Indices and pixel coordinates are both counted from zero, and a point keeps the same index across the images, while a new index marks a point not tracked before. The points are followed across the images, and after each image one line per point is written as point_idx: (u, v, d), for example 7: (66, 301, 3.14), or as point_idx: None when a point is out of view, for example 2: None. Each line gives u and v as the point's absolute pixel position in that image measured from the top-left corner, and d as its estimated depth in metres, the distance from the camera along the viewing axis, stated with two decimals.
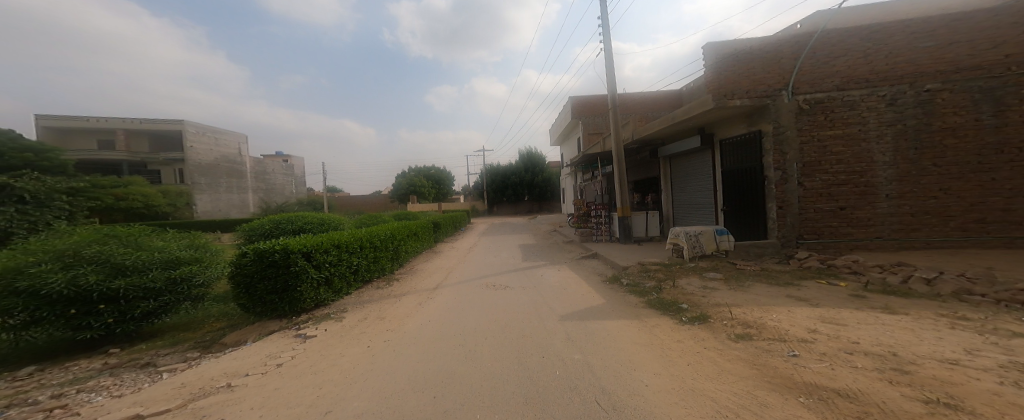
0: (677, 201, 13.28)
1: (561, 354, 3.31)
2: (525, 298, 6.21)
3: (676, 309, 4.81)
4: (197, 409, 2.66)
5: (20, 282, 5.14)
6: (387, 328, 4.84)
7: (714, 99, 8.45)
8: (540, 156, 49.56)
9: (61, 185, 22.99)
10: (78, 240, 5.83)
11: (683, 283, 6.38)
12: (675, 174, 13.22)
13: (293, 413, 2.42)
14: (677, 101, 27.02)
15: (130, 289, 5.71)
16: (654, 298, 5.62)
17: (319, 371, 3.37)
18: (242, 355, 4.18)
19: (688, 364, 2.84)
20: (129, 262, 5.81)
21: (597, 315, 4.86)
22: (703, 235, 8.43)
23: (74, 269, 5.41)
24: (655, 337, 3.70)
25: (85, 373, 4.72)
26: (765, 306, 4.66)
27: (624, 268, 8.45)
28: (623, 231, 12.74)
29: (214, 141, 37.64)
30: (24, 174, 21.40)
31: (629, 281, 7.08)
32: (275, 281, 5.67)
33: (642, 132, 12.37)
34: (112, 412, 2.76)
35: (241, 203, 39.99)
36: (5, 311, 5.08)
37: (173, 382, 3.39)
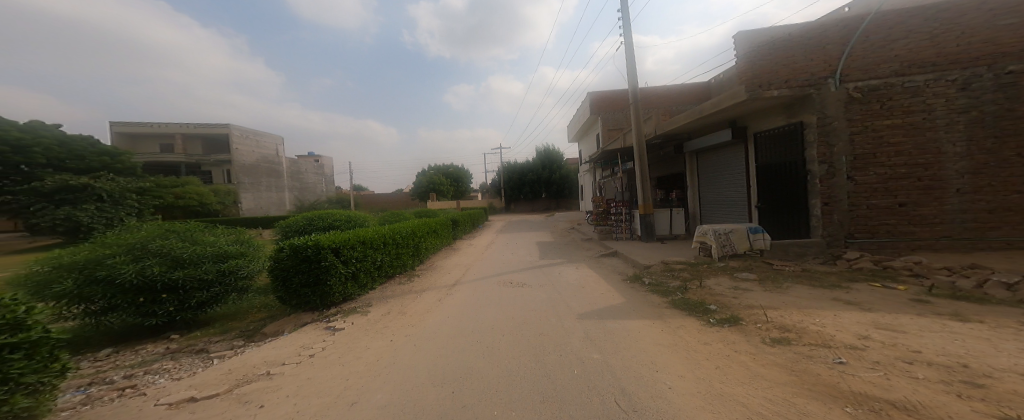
0: (705, 198, 12.76)
1: (581, 353, 3.29)
2: (542, 296, 6.19)
3: (703, 310, 4.63)
4: (243, 394, 2.87)
5: (98, 272, 5.74)
6: (408, 323, 5.00)
7: (748, 90, 7.99)
8: (558, 153, 49.10)
9: (132, 185, 26.03)
10: (145, 234, 6.41)
11: (712, 283, 6.13)
12: (704, 169, 12.68)
13: (323, 402, 2.55)
14: (706, 94, 25.96)
15: (186, 280, 6.23)
16: (679, 298, 5.44)
17: (347, 362, 3.54)
18: (279, 345, 4.45)
19: (716, 368, 2.74)
20: (186, 255, 6.34)
21: (618, 314, 4.77)
22: (734, 233, 8.05)
23: (142, 261, 6.00)
24: (681, 339, 3.59)
25: (150, 356, 5.22)
26: (807, 309, 4.38)
27: (646, 267, 8.21)
28: (645, 229, 12.37)
29: (254, 142, 39.98)
30: (103, 175, 24.66)
31: (651, 280, 6.87)
32: (308, 275, 5.98)
33: (665, 126, 11.96)
34: (172, 393, 3.03)
35: (279, 201, 42.47)
36: (87, 297, 5.71)
37: (221, 368, 3.65)
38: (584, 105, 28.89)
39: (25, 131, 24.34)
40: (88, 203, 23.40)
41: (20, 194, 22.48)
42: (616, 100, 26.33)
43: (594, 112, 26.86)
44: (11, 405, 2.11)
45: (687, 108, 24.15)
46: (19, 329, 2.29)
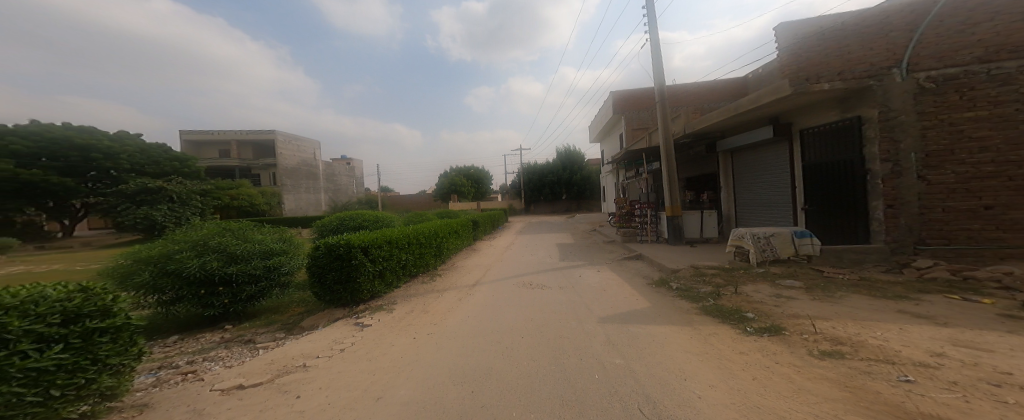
0: (742, 200, 12.06)
1: (602, 358, 3.21)
2: (562, 298, 6.11)
3: (739, 318, 4.38)
4: (282, 384, 3.06)
5: (168, 265, 6.37)
6: (430, 321, 5.12)
7: (792, 84, 7.41)
8: (580, 154, 48.33)
9: (196, 187, 28.82)
10: (206, 232, 7.01)
11: (749, 290, 5.77)
12: (740, 170, 12.01)
13: (351, 395, 2.67)
14: (741, 91, 24.68)
15: (239, 274, 6.77)
16: (711, 304, 5.17)
17: (373, 358, 3.68)
18: (314, 338, 4.71)
19: (753, 379, 2.58)
20: (239, 251, 6.88)
21: (643, 319, 4.63)
22: (777, 237, 7.58)
23: (203, 257, 6.59)
24: (714, 347, 3.41)
25: (208, 344, 5.71)
26: (866, 322, 4.02)
27: (674, 271, 7.88)
28: (673, 232, 11.88)
29: (296, 147, 42.60)
30: (174, 179, 27.71)
31: (679, 285, 6.58)
32: (340, 273, 6.27)
33: (695, 125, 11.46)
34: (225, 379, 3.29)
35: (316, 202, 44.96)
36: (159, 288, 6.36)
37: (265, 359, 3.92)
38: (606, 104, 28.28)
39: (114, 140, 28.32)
40: (161, 203, 26.13)
41: (109, 195, 25.67)
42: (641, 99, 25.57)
43: (618, 111, 26.20)
44: (98, 385, 2.46)
45: (720, 106, 23.05)
46: (109, 316, 2.57)
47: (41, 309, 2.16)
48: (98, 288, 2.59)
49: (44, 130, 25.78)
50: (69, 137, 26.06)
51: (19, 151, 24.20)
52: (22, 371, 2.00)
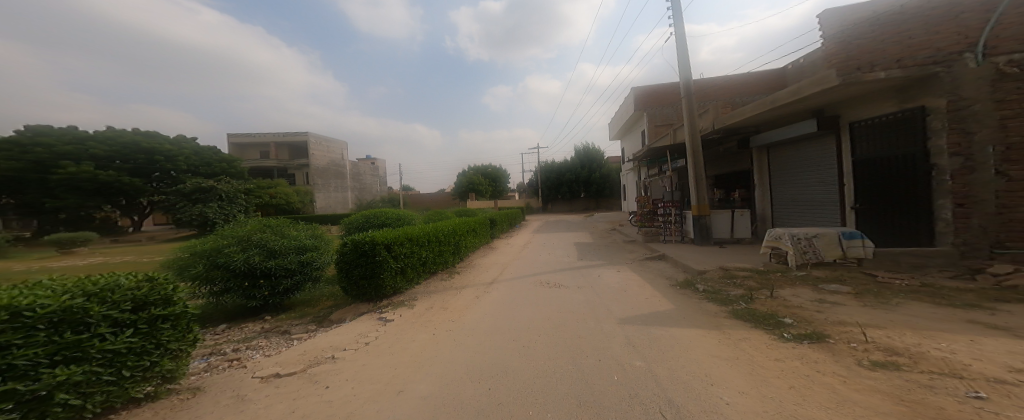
0: (779, 199, 11.36)
1: (621, 359, 3.13)
2: (581, 298, 6.02)
3: (775, 323, 4.13)
4: (313, 374, 3.23)
5: (218, 259, 6.91)
6: (449, 318, 5.21)
7: (840, 74, 6.83)
8: (599, 152, 47.43)
9: (240, 186, 30.99)
10: (251, 227, 7.49)
11: (786, 294, 5.43)
12: (777, 166, 11.32)
13: (374, 388, 2.77)
14: (776, 84, 23.27)
15: (278, 268, 7.22)
16: (742, 308, 4.91)
17: (395, 352, 3.80)
18: (341, 331, 4.92)
19: (791, 388, 2.43)
20: (278, 247, 7.33)
21: (667, 321, 4.48)
22: (820, 238, 7.12)
23: (248, 251, 7.07)
24: (745, 353, 3.24)
25: (249, 334, 6.13)
26: (926, 331, 3.68)
27: (701, 272, 7.56)
28: (699, 232, 11.41)
29: (326, 148, 44.63)
30: (223, 179, 29.90)
31: (707, 287, 6.30)
32: (365, 269, 6.52)
33: (725, 120, 10.92)
34: (264, 368, 3.52)
35: (344, 200, 46.89)
36: (210, 280, 6.90)
37: (299, 349, 4.14)
38: (628, 100, 27.48)
39: (173, 143, 31.06)
40: (211, 201, 28.26)
41: (170, 194, 28.13)
42: (665, 94, 24.62)
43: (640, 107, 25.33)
44: (160, 368, 2.71)
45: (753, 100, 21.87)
46: (171, 304, 2.81)
47: (116, 296, 2.40)
48: (162, 279, 2.84)
49: (115, 135, 28.72)
50: (137, 142, 28.93)
51: (95, 154, 27.03)
52: (99, 352, 2.25)
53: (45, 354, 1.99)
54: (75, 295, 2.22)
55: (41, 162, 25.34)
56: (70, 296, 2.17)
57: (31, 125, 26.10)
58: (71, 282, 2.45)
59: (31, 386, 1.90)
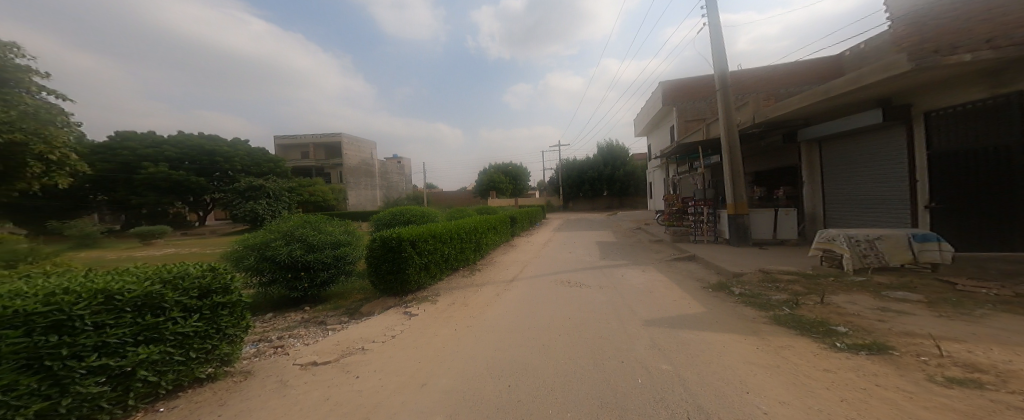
0: (833, 197, 10.39)
1: (645, 362, 3.03)
2: (602, 298, 5.88)
3: (827, 332, 3.79)
4: (345, 364, 3.43)
5: (266, 251, 7.52)
6: (470, 314, 5.30)
7: (912, 58, 6.06)
8: (623, 149, 46.00)
9: (284, 185, 33.42)
10: (294, 222, 8.04)
11: (839, 301, 4.97)
12: (831, 162, 10.36)
13: (399, 380, 2.89)
14: (824, 73, 21.46)
15: (317, 261, 7.75)
16: (786, 314, 4.56)
17: (418, 346, 3.93)
18: (369, 324, 5.16)
19: (843, 401, 2.22)
20: (316, 241, 7.85)
21: (697, 324, 4.26)
22: (884, 241, 6.41)
23: (291, 245, 7.64)
24: (788, 361, 3.01)
25: (291, 323, 6.61)
26: (1015, 347, 3.23)
27: (737, 275, 7.11)
28: (736, 233, 10.72)
29: (358, 148, 46.80)
30: (270, 178, 32.43)
31: (743, 291, 5.90)
32: (392, 264, 6.77)
33: (767, 113, 10.15)
34: (302, 356, 3.78)
35: (373, 198, 48.95)
36: (260, 271, 7.52)
37: (332, 340, 4.39)
38: (655, 95, 26.29)
39: (230, 145, 34.02)
40: (261, 198, 30.80)
41: (227, 191, 31.02)
42: (696, 88, 23.34)
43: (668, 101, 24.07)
44: (218, 351, 3.01)
45: (798, 91, 20.25)
46: (230, 292, 3.09)
47: (184, 284, 2.70)
48: (223, 269, 3.13)
49: (182, 139, 31.96)
50: (200, 145, 32.06)
51: (168, 156, 30.48)
52: (171, 333, 2.56)
53: (130, 334, 2.29)
54: (154, 281, 2.53)
55: (127, 163, 29.19)
56: (151, 283, 2.48)
57: (120, 131, 30.22)
58: (149, 269, 2.78)
59: (119, 362, 2.20)
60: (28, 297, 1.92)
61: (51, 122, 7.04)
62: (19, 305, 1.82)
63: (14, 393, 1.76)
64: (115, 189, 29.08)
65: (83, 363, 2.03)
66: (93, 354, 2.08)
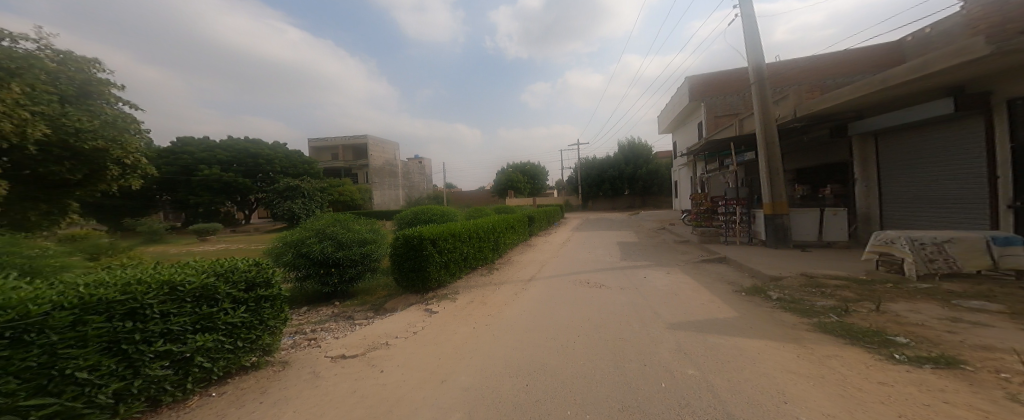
0: (891, 196, 9.45)
1: (669, 366, 2.91)
2: (623, 299, 5.70)
3: (884, 342, 3.44)
4: (371, 358, 3.58)
5: (301, 248, 8.01)
6: (488, 313, 5.34)
7: (990, 40, 5.36)
8: (647, 147, 44.53)
9: (317, 185, 35.37)
10: (326, 220, 8.48)
11: (896, 310, 4.50)
12: (889, 157, 9.44)
13: (421, 375, 2.99)
14: (873, 63, 19.72)
15: (346, 258, 8.17)
16: (833, 321, 4.19)
17: (439, 342, 4.03)
18: (392, 320, 5.33)
19: (901, 417, 2.01)
20: (346, 239, 8.25)
21: (728, 329, 4.01)
22: (956, 244, 5.73)
23: (323, 242, 8.09)
24: (835, 371, 2.77)
25: (322, 317, 6.98)
26: None
27: (775, 279, 6.63)
28: (774, 234, 10.01)
29: (382, 149, 48.43)
30: (304, 178, 34.46)
31: (782, 296, 5.49)
32: (413, 262, 6.95)
33: (809, 107, 9.41)
34: (331, 349, 3.97)
35: (397, 198, 50.45)
36: (295, 267, 8.00)
37: (358, 334, 4.58)
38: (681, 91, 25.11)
39: (272, 149, 36.43)
40: (297, 198, 32.97)
41: (268, 191, 33.36)
42: (728, 82, 22.09)
43: (696, 97, 22.89)
44: (260, 342, 3.24)
45: (844, 81, 18.66)
46: (273, 286, 3.32)
47: (233, 277, 2.93)
48: (266, 264, 3.37)
49: (230, 144, 34.61)
50: (245, 149, 34.58)
51: (220, 159, 33.28)
52: (223, 323, 2.80)
53: (190, 322, 2.54)
54: (209, 274, 2.78)
55: (186, 166, 32.31)
56: (206, 276, 2.73)
57: (182, 138, 33.51)
58: (204, 263, 3.05)
59: (180, 348, 2.46)
60: (109, 286, 2.19)
61: (127, 130, 7.86)
62: (102, 293, 2.08)
63: (97, 372, 2.01)
64: (177, 190, 32.36)
65: (151, 348, 2.28)
66: (159, 340, 2.33)
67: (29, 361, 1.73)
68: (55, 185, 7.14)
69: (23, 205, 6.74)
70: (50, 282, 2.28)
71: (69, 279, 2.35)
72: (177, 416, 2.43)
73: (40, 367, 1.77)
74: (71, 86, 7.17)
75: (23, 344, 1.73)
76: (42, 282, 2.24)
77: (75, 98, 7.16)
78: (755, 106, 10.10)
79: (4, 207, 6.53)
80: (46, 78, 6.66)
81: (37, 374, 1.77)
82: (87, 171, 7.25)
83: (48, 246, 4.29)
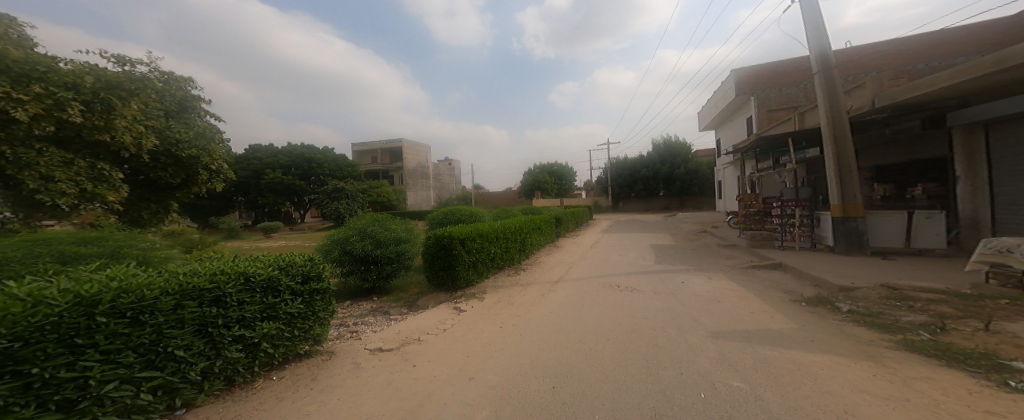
0: (1007, 195, 7.91)
1: (711, 376, 2.69)
2: (657, 304, 5.38)
3: (991, 366, 2.88)
4: (404, 352, 3.75)
5: (346, 246, 8.61)
6: (515, 313, 5.33)
7: None
8: (685, 145, 41.75)
9: (360, 187, 38.00)
10: (366, 219, 9.02)
11: (1008, 329, 3.74)
12: (1003, 150, 7.92)
13: (450, 372, 3.06)
14: (972, 43, 16.78)
15: (384, 255, 8.65)
16: (922, 340, 3.58)
17: (468, 341, 4.10)
18: (424, 316, 5.51)
19: None
20: (383, 237, 8.72)
21: (783, 341, 3.60)
22: None
23: (364, 240, 8.65)
24: (923, 395, 2.37)
25: (362, 311, 7.45)
26: None
27: (846, 290, 5.81)
28: (845, 239, 8.84)
29: (415, 152, 50.57)
30: (349, 181, 37.22)
31: (854, 309, 4.81)
32: (443, 261, 7.14)
33: (892, 95, 8.23)
34: (370, 342, 4.21)
35: (429, 198, 52.29)
36: (340, 263, 8.62)
37: (393, 329, 4.78)
38: (726, 84, 23.18)
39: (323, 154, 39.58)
40: (342, 199, 35.91)
41: (320, 193, 36.48)
42: (784, 73, 19.93)
43: (745, 90, 20.86)
44: (313, 333, 3.51)
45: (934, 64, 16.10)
46: (325, 279, 3.60)
47: (293, 271, 3.23)
48: (319, 259, 3.62)
49: (290, 151, 38.21)
50: (301, 154, 37.94)
51: (282, 163, 36.98)
52: (284, 312, 3.09)
53: (259, 311, 2.86)
54: (273, 267, 3.09)
55: (256, 171, 36.36)
56: (271, 269, 3.04)
57: (253, 147, 37.73)
58: (269, 258, 3.40)
59: (251, 333, 2.77)
60: (200, 275, 2.55)
61: (214, 139, 9.00)
62: (195, 282, 2.43)
63: (190, 351, 2.35)
64: (250, 193, 36.46)
65: (230, 332, 2.62)
66: (234, 326, 2.66)
67: (140, 339, 2.08)
68: (163, 188, 8.43)
69: (139, 205, 8.09)
70: (156, 270, 2.71)
71: (170, 268, 2.76)
72: (246, 396, 2.72)
73: (148, 344, 2.13)
74: (174, 102, 8.47)
75: (139, 323, 2.10)
76: (150, 270, 2.67)
77: (176, 115, 8.39)
78: (820, 98, 9.08)
79: (127, 207, 7.92)
80: (155, 96, 7.86)
81: (145, 351, 2.12)
82: (185, 175, 8.45)
83: (155, 240, 5.03)
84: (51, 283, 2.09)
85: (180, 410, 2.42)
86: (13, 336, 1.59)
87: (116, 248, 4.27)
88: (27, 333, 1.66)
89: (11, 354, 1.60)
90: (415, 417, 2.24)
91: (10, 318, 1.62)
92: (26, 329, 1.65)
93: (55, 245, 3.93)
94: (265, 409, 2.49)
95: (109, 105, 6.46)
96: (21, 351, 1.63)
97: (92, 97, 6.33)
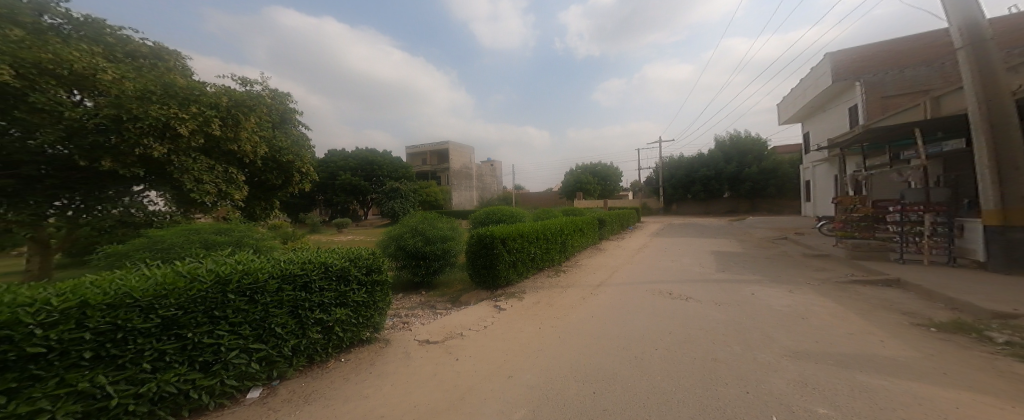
0: None
1: (789, 399, 2.32)
2: (720, 316, 4.82)
3: None
4: (449, 346, 3.90)
5: (401, 241, 9.24)
6: (554, 315, 5.21)
7: None
8: (761, 142, 37.08)
9: (412, 187, 40.80)
10: (418, 217, 9.63)
11: None
12: None
13: (491, 368, 3.12)
14: None
15: (431, 252, 9.13)
16: None
17: (507, 338, 4.14)
18: (467, 312, 5.67)
19: None
20: (433, 235, 9.21)
21: (898, 370, 2.95)
22: None
23: (413, 236, 9.24)
24: None
25: (413, 303, 7.92)
26: None
27: (1002, 317, 4.56)
28: (1004, 253, 6.93)
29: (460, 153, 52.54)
30: (404, 181, 40.28)
31: (1015, 341, 3.74)
32: (485, 259, 7.28)
33: None
34: (418, 334, 4.44)
35: (473, 198, 53.84)
36: (395, 257, 9.31)
37: (439, 323, 4.97)
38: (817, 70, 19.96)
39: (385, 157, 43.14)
40: (397, 198, 38.94)
41: (382, 193, 39.93)
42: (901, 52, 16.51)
43: (846, 76, 17.71)
44: (374, 321, 3.81)
45: None
46: (386, 272, 3.87)
47: (361, 263, 3.57)
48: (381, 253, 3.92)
49: (360, 155, 42.26)
50: (366, 158, 41.85)
51: (350, 166, 41.19)
52: (352, 300, 3.41)
53: (334, 298, 3.20)
54: (346, 259, 3.45)
55: (331, 173, 40.98)
56: (345, 261, 3.40)
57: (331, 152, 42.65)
58: (345, 250, 3.80)
59: (327, 317, 3.12)
60: (294, 263, 2.95)
61: (304, 146, 10.40)
62: (291, 268, 2.82)
63: (285, 329, 2.73)
64: (328, 193, 41.29)
65: (312, 314, 2.98)
66: (315, 309, 3.02)
67: (254, 315, 2.49)
68: (269, 188, 9.95)
69: (253, 202, 9.70)
70: (264, 256, 3.21)
71: (274, 255, 3.26)
72: (321, 373, 3.06)
73: (259, 320, 2.53)
74: (279, 116, 9.99)
75: (253, 302, 2.51)
76: (261, 257, 3.17)
77: (278, 125, 9.87)
78: (966, 78, 7.31)
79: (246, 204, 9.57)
80: (266, 111, 9.31)
81: (256, 326, 2.53)
82: (284, 177, 9.86)
83: (264, 231, 5.98)
84: (199, 264, 2.62)
85: (276, 381, 2.81)
86: (176, 305, 2.09)
87: (240, 237, 5.16)
88: (185, 304, 2.13)
89: (176, 319, 2.08)
90: (456, 408, 2.32)
91: (176, 290, 2.11)
92: (184, 300, 2.12)
93: (201, 233, 4.91)
94: (336, 387, 2.78)
95: (236, 120, 7.87)
96: (181, 317, 2.11)
97: (226, 113, 7.76)
